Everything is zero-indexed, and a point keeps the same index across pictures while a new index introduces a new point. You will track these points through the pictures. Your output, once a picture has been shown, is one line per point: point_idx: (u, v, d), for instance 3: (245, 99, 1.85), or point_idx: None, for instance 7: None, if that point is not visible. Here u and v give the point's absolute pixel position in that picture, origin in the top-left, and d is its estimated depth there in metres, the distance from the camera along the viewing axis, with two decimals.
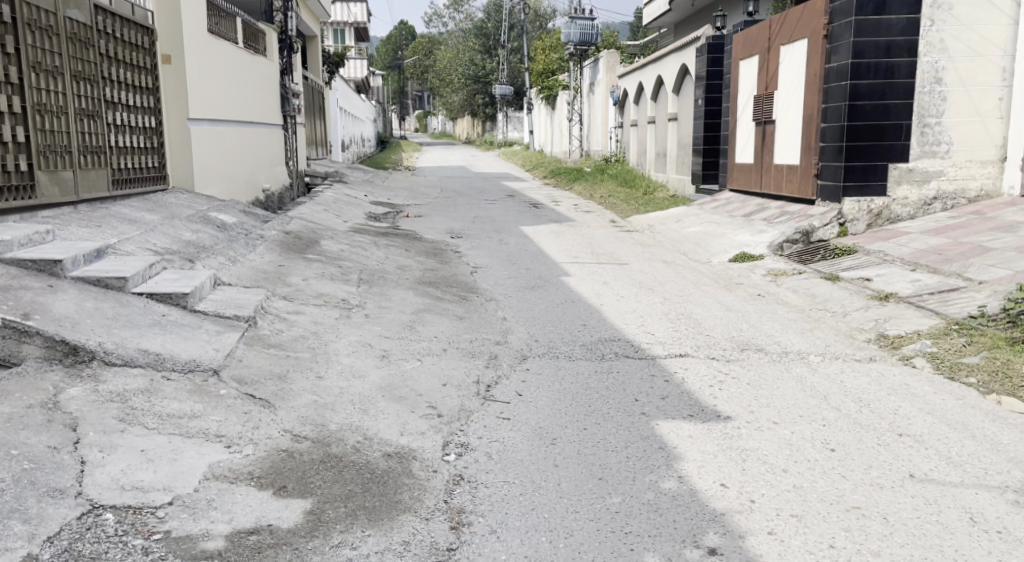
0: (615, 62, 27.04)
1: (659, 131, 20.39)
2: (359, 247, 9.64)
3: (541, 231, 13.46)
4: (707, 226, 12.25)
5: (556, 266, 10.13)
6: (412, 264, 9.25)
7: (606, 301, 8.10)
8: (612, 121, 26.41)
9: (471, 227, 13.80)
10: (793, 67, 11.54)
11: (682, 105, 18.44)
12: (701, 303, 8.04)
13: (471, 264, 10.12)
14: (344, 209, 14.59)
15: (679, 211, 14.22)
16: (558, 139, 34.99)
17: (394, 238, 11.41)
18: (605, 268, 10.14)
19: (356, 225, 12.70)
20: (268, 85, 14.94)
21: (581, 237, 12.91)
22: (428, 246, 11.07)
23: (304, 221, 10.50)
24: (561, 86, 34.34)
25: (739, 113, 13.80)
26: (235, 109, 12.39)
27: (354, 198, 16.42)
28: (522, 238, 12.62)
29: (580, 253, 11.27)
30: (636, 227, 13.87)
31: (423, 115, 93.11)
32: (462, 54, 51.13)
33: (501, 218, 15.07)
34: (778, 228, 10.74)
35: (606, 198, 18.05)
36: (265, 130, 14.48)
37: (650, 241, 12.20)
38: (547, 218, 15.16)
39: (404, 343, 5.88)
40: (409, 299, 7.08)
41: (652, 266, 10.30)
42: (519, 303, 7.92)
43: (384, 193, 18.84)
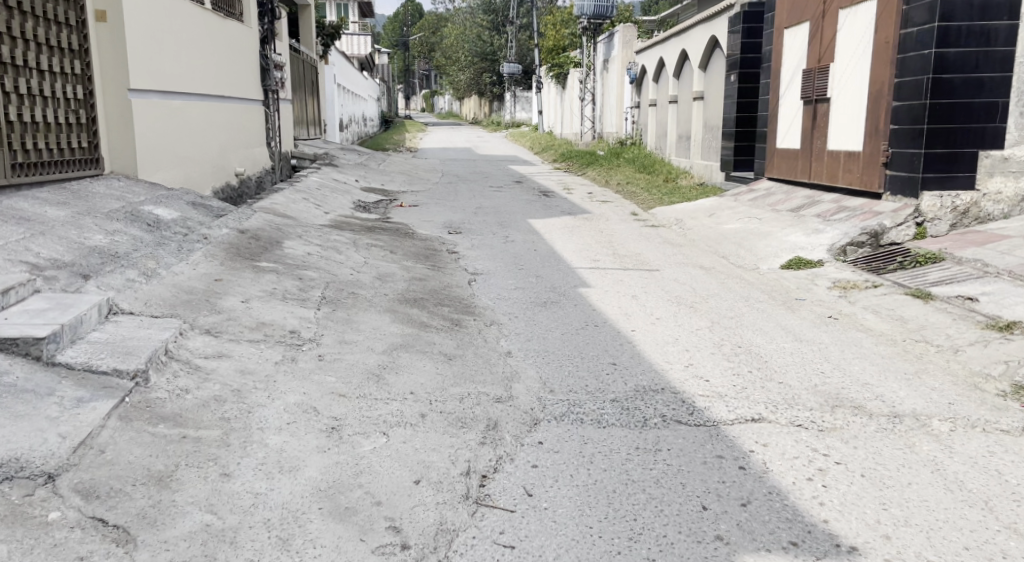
0: (632, 38, 25.23)
1: (682, 112, 18.58)
2: (334, 250, 7.92)
3: (553, 226, 11.71)
4: (747, 223, 10.49)
5: (573, 273, 8.40)
6: (396, 272, 7.52)
7: (639, 326, 6.38)
8: (628, 100, 24.54)
9: (473, 220, 12.07)
10: (857, 35, 9.81)
11: (709, 83, 16.62)
12: (760, 330, 6.32)
13: (470, 269, 8.38)
14: (329, 198, 12.86)
15: (711, 203, 12.46)
16: (569, 120, 33.13)
17: (381, 235, 9.70)
18: (631, 275, 8.41)
19: (340, 218, 10.98)
20: (240, 55, 13.24)
21: (599, 234, 11.16)
22: (419, 246, 9.33)
23: (271, 215, 8.78)
24: (573, 64, 32.44)
25: (782, 89, 12.05)
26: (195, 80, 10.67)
27: (343, 185, 14.68)
28: (531, 234, 10.86)
29: (599, 254, 9.55)
30: (662, 221, 12.12)
31: (430, 94, 91.18)
32: (469, 30, 49.17)
33: (508, 209, 13.34)
34: (838, 229, 9.00)
35: (624, 187, 16.28)
36: (236, 105, 12.81)
37: (681, 240, 10.46)
38: (559, 209, 13.41)
39: (364, 407, 4.10)
40: (383, 329, 5.34)
41: (687, 273, 8.57)
42: (529, 329, 6.20)
43: (378, 178, 17.11)
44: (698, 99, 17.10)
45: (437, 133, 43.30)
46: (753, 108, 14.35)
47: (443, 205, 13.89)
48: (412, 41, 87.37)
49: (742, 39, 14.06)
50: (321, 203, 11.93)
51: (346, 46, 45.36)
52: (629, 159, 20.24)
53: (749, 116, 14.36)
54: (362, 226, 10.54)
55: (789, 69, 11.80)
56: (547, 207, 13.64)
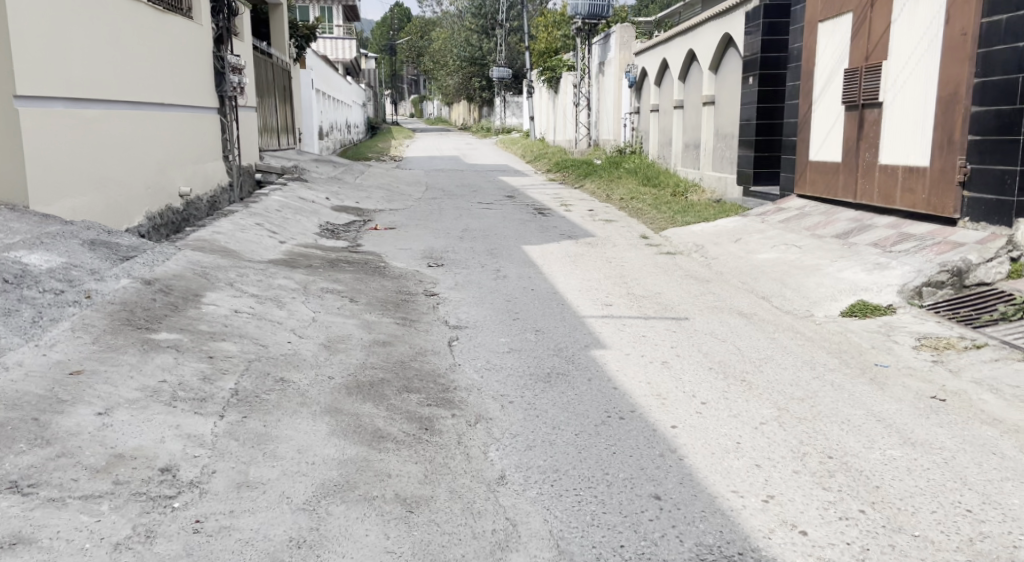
0: (630, 38, 23.57)
1: (689, 118, 16.87)
2: (275, 303, 6.17)
3: (552, 254, 9.97)
4: (783, 252, 8.75)
5: (580, 324, 6.67)
6: (352, 334, 5.79)
7: (680, 418, 4.64)
8: (626, 106, 22.80)
9: (458, 248, 10.33)
10: (918, 28, 8.12)
11: (721, 87, 14.88)
12: (847, 422, 4.59)
13: (452, 323, 6.65)
14: (290, 223, 11.13)
15: (733, 224, 10.75)
16: (563, 126, 31.46)
17: (343, 274, 7.97)
18: (652, 326, 6.67)
19: (299, 250, 9.25)
20: (181, 55, 11.46)
21: (606, 265, 9.43)
22: (389, 288, 7.58)
23: (200, 254, 7.03)
24: (566, 67, 30.71)
25: (815, 93, 10.32)
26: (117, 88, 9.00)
27: (310, 205, 12.91)
28: (526, 266, 9.14)
29: (610, 294, 7.82)
30: (678, 246, 10.36)
31: (418, 100, 89.36)
32: (458, 34, 47.48)
33: (499, 232, 11.62)
34: (908, 264, 7.23)
35: (629, 202, 14.53)
36: (182, 114, 11.48)
37: (704, 272, 8.73)
38: (557, 231, 11.68)
39: None
40: (334, 461, 3.77)
41: (721, 321, 6.85)
42: (528, 427, 4.48)
43: (353, 193, 15.35)
44: (708, 105, 15.36)
45: (425, 139, 41.64)
46: (774, 114, 12.63)
47: (425, 228, 12.16)
48: (400, 45, 85.76)
49: (763, 35, 12.31)
50: (279, 231, 10.20)
51: (329, 51, 43.57)
52: (630, 170, 18.52)
53: (769, 123, 12.63)
54: (325, 261, 8.80)
55: (824, 68, 10.05)
56: (543, 229, 11.92)
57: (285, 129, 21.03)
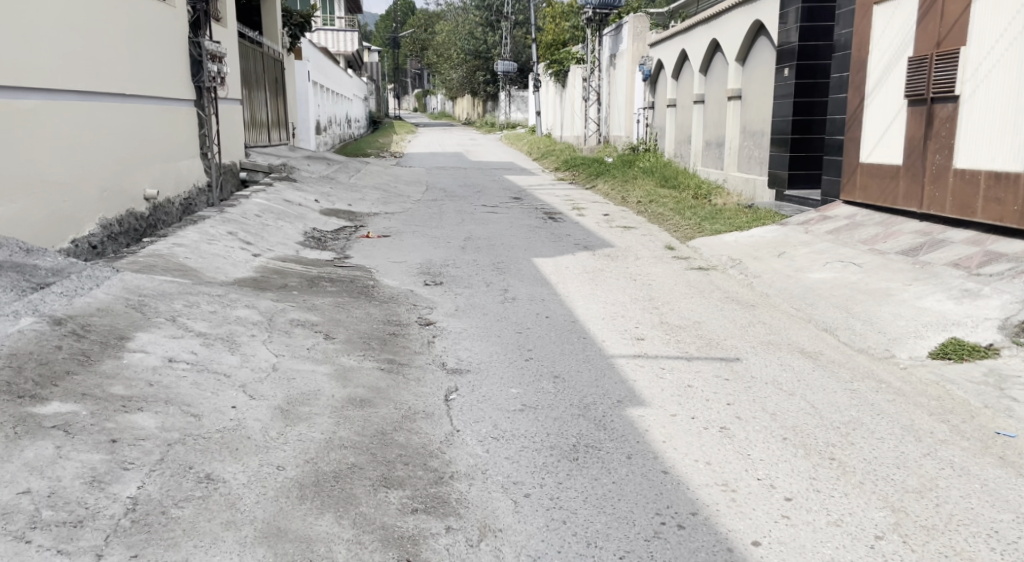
0: (643, 29, 22.35)
1: (710, 114, 15.58)
2: (225, 345, 4.92)
3: (567, 270, 8.70)
4: (840, 269, 7.46)
5: (609, 368, 5.40)
6: (322, 389, 4.53)
7: (761, 526, 3.45)
8: (640, 100, 21.51)
9: (460, 261, 9.10)
10: (1010, 9, 6.82)
11: (749, 79, 13.57)
12: (996, 535, 3.41)
13: (452, 366, 5.39)
14: (271, 231, 9.87)
15: (772, 234, 9.44)
16: (571, 121, 30.20)
17: (323, 297, 6.73)
18: (696, 369, 5.40)
19: (277, 265, 8.00)
20: (137, 41, 10.14)
21: (629, 282, 8.17)
22: (375, 316, 6.32)
23: (143, 279, 5.80)
24: (575, 60, 29.41)
25: (867, 86, 8.92)
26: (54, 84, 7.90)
27: (296, 210, 11.63)
28: (538, 285, 7.88)
29: (640, 322, 6.57)
30: (710, 260, 9.07)
31: (422, 94, 88.01)
32: (462, 27, 46.19)
33: (506, 242, 10.37)
34: (1008, 291, 5.86)
35: (648, 207, 13.24)
36: (150, 108, 10.48)
37: (746, 295, 7.45)
38: (571, 240, 10.42)
39: None
40: None
41: (781, 359, 5.57)
42: (556, 543, 3.33)
43: (345, 195, 14.09)
44: (733, 99, 14.05)
45: (428, 134, 40.41)
46: (812, 109, 11.31)
47: (424, 235, 10.92)
48: (404, 38, 84.41)
49: (801, 22, 11.04)
50: (256, 242, 8.96)
51: (331, 44, 42.30)
52: (646, 170, 17.26)
53: (807, 119, 11.31)
54: (306, 280, 7.55)
55: (880, 58, 8.67)
56: (555, 238, 10.67)
57: (275, 122, 19.85)
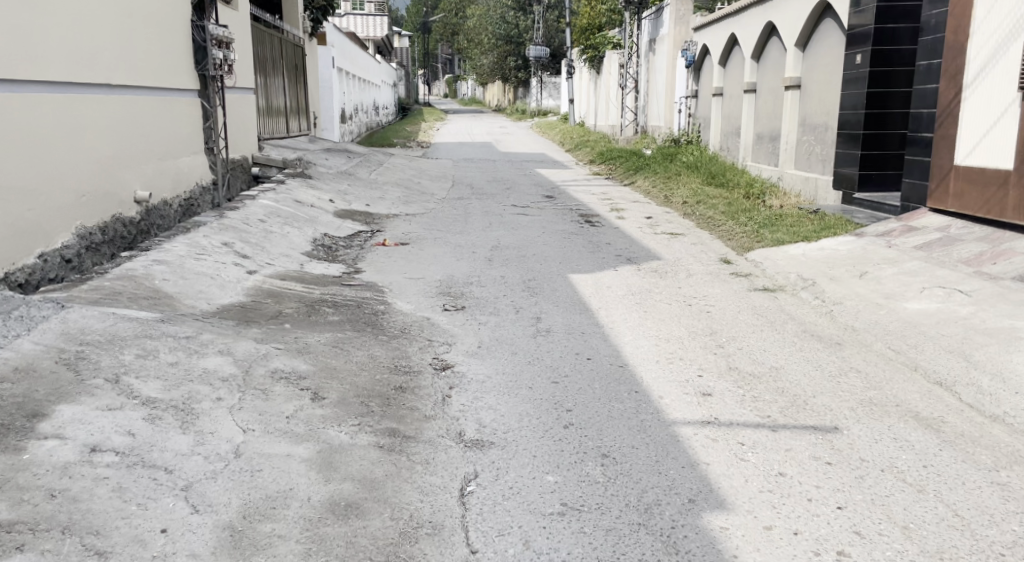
0: (686, 12, 21.19)
1: (763, 105, 14.55)
2: (178, 420, 3.77)
3: (610, 291, 7.52)
4: (941, 300, 6.24)
5: (671, 443, 4.23)
6: (294, 489, 3.49)
7: None
8: (682, 89, 20.34)
9: (486, 279, 7.99)
10: None
11: (811, 67, 12.43)
12: None
13: (470, 437, 4.23)
14: (277, 239, 8.79)
15: (846, 248, 8.24)
16: (605, 110, 29.02)
17: (321, 332, 5.62)
18: (783, 445, 4.22)
19: (275, 285, 6.91)
20: (127, 26, 9.02)
21: (684, 307, 6.98)
22: (381, 358, 5.21)
23: (91, 317, 4.65)
24: (612, 45, 28.19)
25: (968, 74, 7.87)
26: (13, 74, 6.85)
27: (309, 213, 10.55)
28: (577, 313, 6.73)
29: (702, 366, 5.42)
30: (777, 280, 7.82)
31: (452, 80, 86.96)
32: (493, 11, 44.97)
33: (538, 254, 9.25)
34: None
35: (697, 210, 12.03)
36: (145, 99, 9.42)
37: (825, 328, 6.27)
38: (613, 252, 9.24)
39: None
40: None
41: (894, 431, 4.39)
42: None
43: (364, 193, 13.07)
44: (791, 88, 12.91)
45: (458, 122, 39.31)
46: (887, 102, 10.24)
47: (448, 244, 9.85)
48: (434, 22, 83.23)
49: (877, 3, 9.96)
50: (256, 254, 7.87)
51: (359, 28, 41.16)
52: (689, 165, 16.08)
53: (880, 113, 10.25)
54: (306, 307, 6.45)
55: (986, 41, 7.65)
56: (593, 248, 9.49)
57: (295, 111, 18.79)
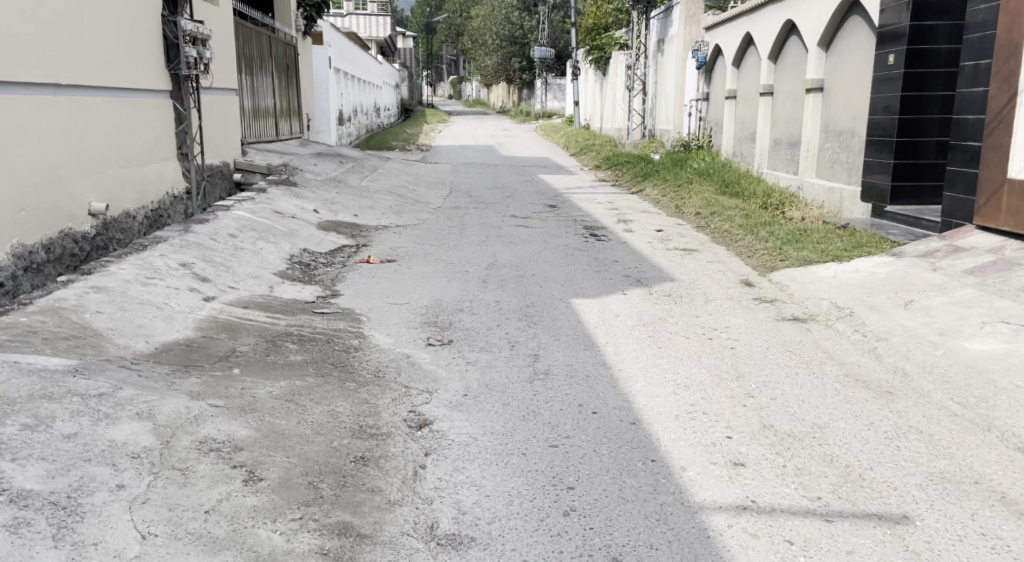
0: (697, 12, 20.39)
1: (783, 109, 13.78)
2: (53, 527, 3.17)
3: (618, 321, 6.62)
4: (1007, 341, 5.41)
5: (698, 543, 3.43)
6: None
7: None
8: (692, 91, 19.53)
9: (478, 305, 7.10)
10: None
11: (836, 69, 11.69)
12: None
13: (438, 536, 3.43)
14: (247, 257, 7.91)
15: (883, 271, 7.37)
16: (611, 113, 28.23)
17: (276, 380, 4.73)
18: (839, 545, 3.42)
19: (233, 316, 6.02)
20: (85, 20, 8.18)
21: (703, 343, 6.07)
22: (342, 416, 4.29)
23: None
24: (618, 46, 27.38)
25: None
26: None
27: (290, 226, 9.68)
28: (580, 350, 5.84)
29: (730, 424, 4.51)
30: (808, 307, 6.92)
31: (456, 81, 86.20)
32: (498, 10, 44.05)
33: (538, 273, 8.36)
34: None
35: (712, 223, 11.20)
36: (105, 100, 8.55)
37: (869, 369, 5.44)
38: (620, 272, 8.38)
39: None
40: None
41: (980, 522, 3.58)
42: None
43: (354, 202, 12.23)
44: (813, 91, 12.14)
45: (460, 124, 38.43)
46: (921, 106, 9.39)
47: (439, 260, 8.98)
48: (439, 23, 82.38)
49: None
50: (219, 275, 6.99)
51: (361, 28, 40.30)
52: (700, 173, 15.20)
53: (915, 119, 9.39)
54: (266, 345, 5.56)
55: None
56: (599, 268, 8.60)
57: (286, 113, 17.94)
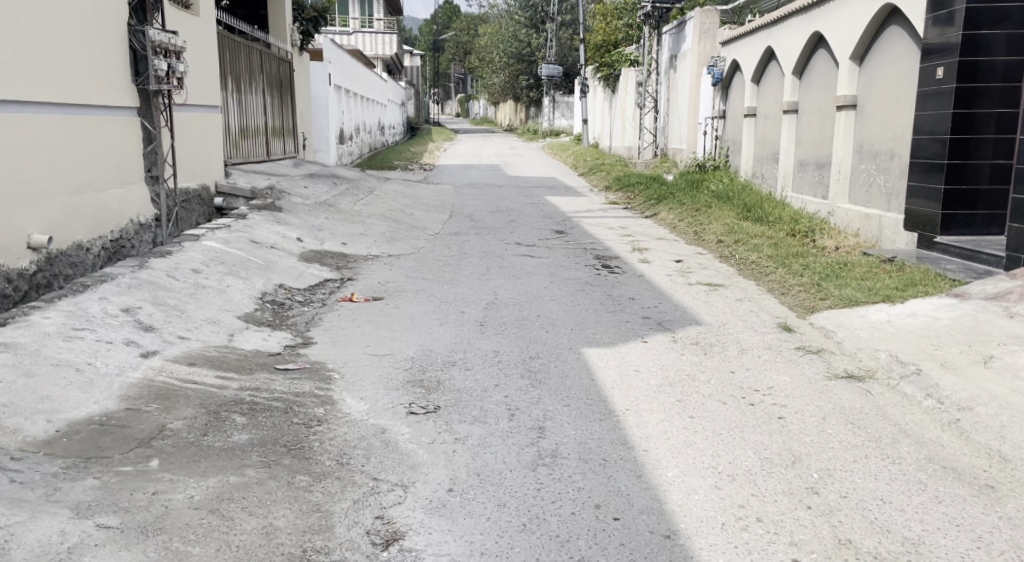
0: (713, 25, 19.38)
1: (809, 127, 12.73)
2: None
3: (639, 379, 5.53)
4: None
5: None
6: None
7: None
8: (708, 108, 18.48)
9: (473, 356, 6.02)
10: None
11: (871, 83, 10.63)
12: None
13: None
14: (208, 296, 6.87)
15: (947, 315, 6.30)
16: (621, 130, 27.18)
17: (205, 477, 3.84)
18: None
19: (173, 378, 4.99)
20: (22, 36, 7.32)
21: (744, 409, 4.99)
22: (281, 534, 3.53)
23: None
24: (629, 62, 26.39)
25: None
26: None
27: (267, 259, 8.66)
28: (593, 421, 4.76)
29: (798, 539, 3.57)
30: (863, 361, 5.85)
31: (464, 99, 85.40)
32: (506, 28, 43.19)
33: (543, 314, 7.30)
34: None
35: (737, 251, 10.12)
36: (46, 119, 7.57)
37: (954, 452, 4.36)
38: (638, 313, 7.32)
39: None
40: None
41: None
42: None
43: (344, 228, 11.20)
44: (846, 108, 11.09)
45: (467, 142, 37.44)
46: (975, 124, 8.32)
47: (431, 297, 7.93)
48: (447, 42, 81.75)
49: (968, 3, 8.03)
50: (168, 322, 5.97)
51: (368, 47, 39.42)
52: (719, 195, 14.13)
53: (968, 139, 8.33)
54: (207, 419, 4.48)
55: None
56: (613, 309, 7.53)
57: (279, 131, 16.94)
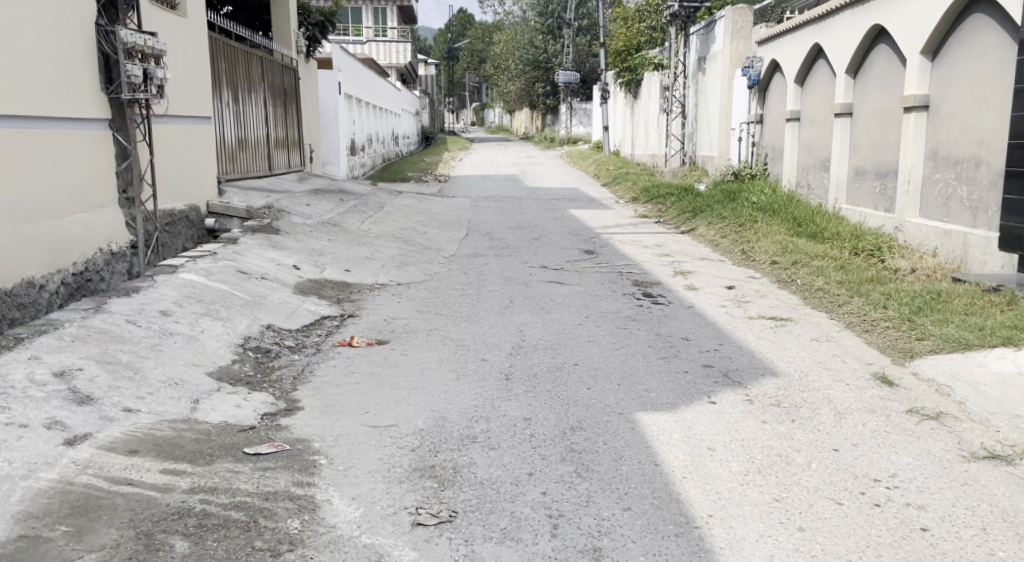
0: (745, 24, 18.10)
1: (869, 130, 11.39)
2: None
3: (715, 463, 4.26)
4: None
5: None
6: None
7: None
8: (742, 113, 17.18)
9: (498, 429, 4.73)
10: None
11: (951, 80, 9.31)
12: None
13: None
14: (173, 348, 5.59)
15: None
16: (644, 137, 25.92)
17: None
18: None
19: (97, 480, 3.76)
20: None
21: (867, 514, 3.79)
22: None
23: None
24: (652, 67, 25.16)
25: None
26: None
27: (258, 293, 7.41)
28: (667, 538, 3.62)
29: None
30: (1000, 438, 4.60)
31: (480, 108, 84.30)
32: (521, 35, 41.91)
33: (581, 363, 6.01)
34: None
35: (799, 276, 8.79)
36: None
37: None
38: (696, 361, 6.04)
39: None
40: None
41: None
42: None
43: (350, 252, 9.97)
44: (919, 109, 9.80)
45: (483, 151, 36.32)
46: None
47: (446, 339, 6.66)
48: (461, 51, 80.75)
49: None
50: (114, 388, 4.70)
51: (381, 55, 38.24)
52: (763, 208, 12.79)
53: None
54: (134, 553, 3.42)
55: None
56: (665, 354, 6.24)
57: (282, 143, 15.73)
